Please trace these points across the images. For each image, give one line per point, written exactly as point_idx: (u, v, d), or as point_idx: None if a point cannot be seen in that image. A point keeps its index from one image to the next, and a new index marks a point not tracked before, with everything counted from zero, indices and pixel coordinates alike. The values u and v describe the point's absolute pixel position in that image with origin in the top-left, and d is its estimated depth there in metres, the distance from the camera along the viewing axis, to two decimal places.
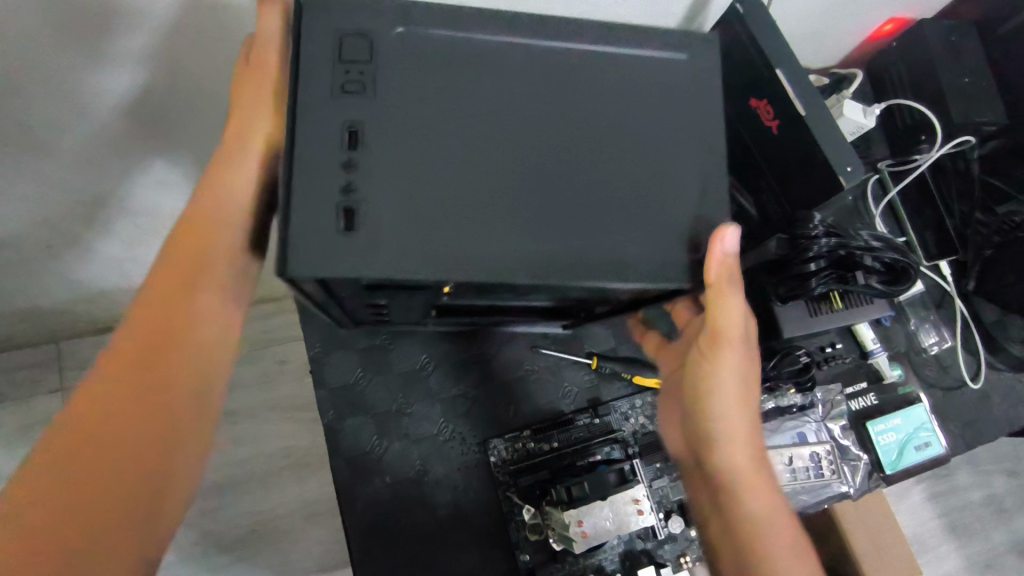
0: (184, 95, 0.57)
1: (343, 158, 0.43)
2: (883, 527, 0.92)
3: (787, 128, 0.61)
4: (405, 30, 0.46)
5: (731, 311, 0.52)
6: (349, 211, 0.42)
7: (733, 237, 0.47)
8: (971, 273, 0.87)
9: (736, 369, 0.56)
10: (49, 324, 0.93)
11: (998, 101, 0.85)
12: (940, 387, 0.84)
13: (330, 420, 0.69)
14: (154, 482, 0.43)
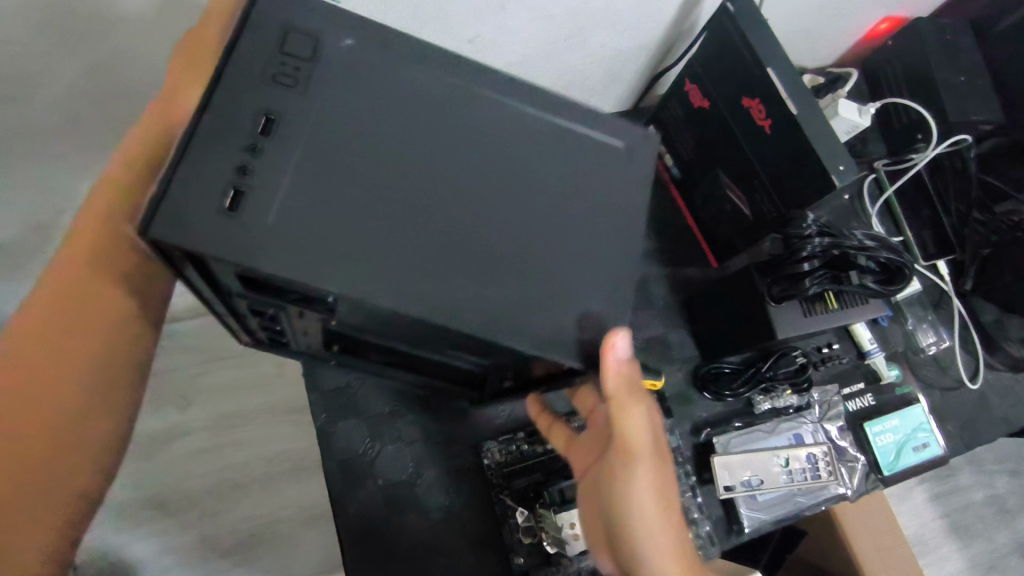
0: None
1: (249, 141, 0.39)
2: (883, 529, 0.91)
3: (780, 128, 0.61)
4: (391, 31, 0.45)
5: (634, 418, 0.49)
6: (239, 192, 0.38)
7: (624, 344, 0.44)
8: (969, 273, 0.86)
9: (653, 486, 0.50)
10: None
11: (995, 100, 0.84)
12: (939, 388, 0.83)
13: (322, 423, 0.68)
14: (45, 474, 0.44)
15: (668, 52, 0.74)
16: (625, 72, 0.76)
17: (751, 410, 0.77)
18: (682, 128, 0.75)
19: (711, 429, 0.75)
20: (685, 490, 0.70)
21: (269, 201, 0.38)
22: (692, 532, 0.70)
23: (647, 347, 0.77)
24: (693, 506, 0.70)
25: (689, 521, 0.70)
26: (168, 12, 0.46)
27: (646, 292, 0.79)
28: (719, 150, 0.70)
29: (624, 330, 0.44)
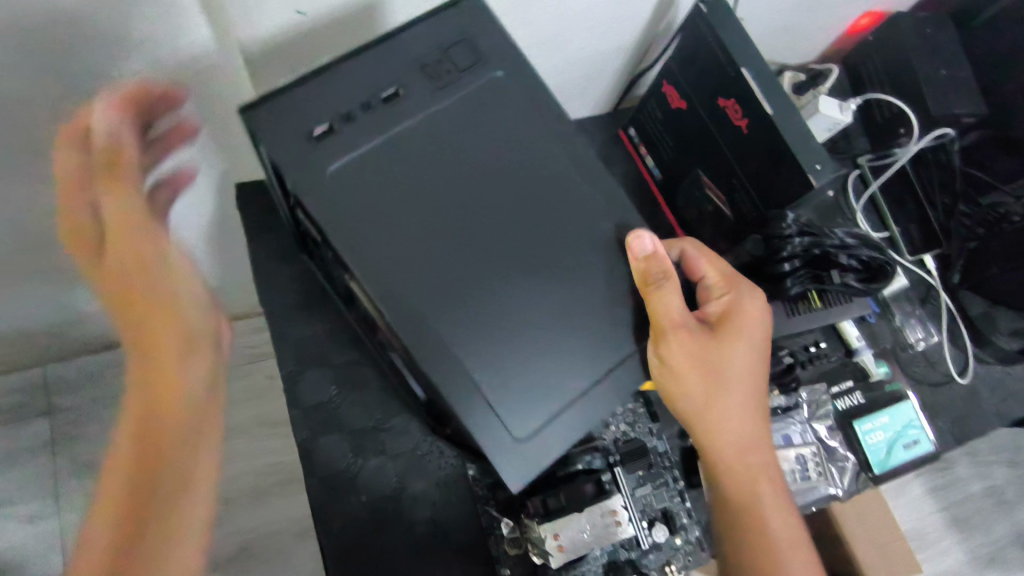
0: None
1: (363, 101, 0.48)
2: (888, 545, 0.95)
3: (756, 128, 0.60)
4: None
5: (683, 346, 0.51)
6: (331, 130, 0.47)
7: (642, 243, 0.49)
8: (956, 266, 0.86)
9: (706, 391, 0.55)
10: (45, 327, 0.98)
11: (974, 93, 0.84)
12: (928, 383, 0.82)
13: (305, 438, 0.67)
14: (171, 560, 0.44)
15: (641, 59, 0.74)
16: (604, 75, 0.75)
17: None
18: (661, 129, 0.74)
19: None
20: (674, 495, 0.70)
21: (343, 146, 0.46)
22: (681, 538, 0.69)
23: None
24: (682, 511, 0.69)
25: (677, 526, 0.69)
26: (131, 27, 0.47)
27: None
28: (699, 149, 0.70)
29: (638, 232, 0.49)
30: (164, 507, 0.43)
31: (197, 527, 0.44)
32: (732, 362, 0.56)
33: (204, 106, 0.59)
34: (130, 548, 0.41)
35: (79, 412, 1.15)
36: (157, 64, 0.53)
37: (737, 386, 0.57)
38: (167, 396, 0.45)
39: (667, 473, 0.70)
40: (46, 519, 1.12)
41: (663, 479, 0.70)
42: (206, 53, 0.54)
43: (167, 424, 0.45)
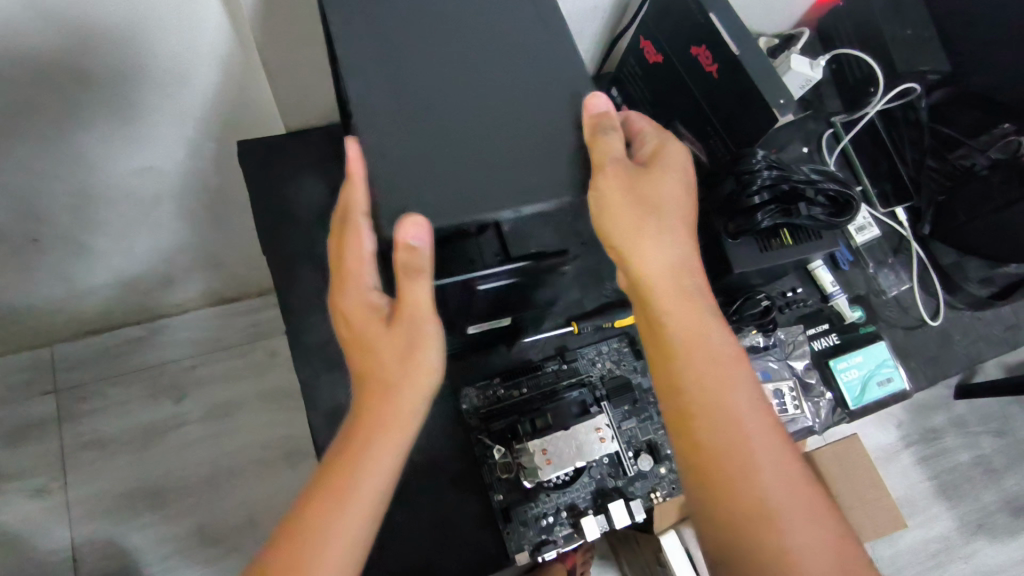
0: (160, 72, 0.62)
1: None
2: (867, 496, 1.04)
3: (725, 72, 0.64)
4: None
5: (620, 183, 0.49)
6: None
7: (601, 104, 0.50)
8: (925, 217, 0.91)
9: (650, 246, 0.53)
10: (50, 302, 1.01)
11: (940, 52, 0.88)
12: (901, 326, 0.86)
13: (306, 376, 0.71)
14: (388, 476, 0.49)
15: (621, 20, 0.78)
16: (584, 36, 0.80)
17: None
18: (640, 85, 0.78)
19: None
20: (659, 428, 0.73)
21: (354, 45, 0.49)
22: (665, 467, 0.72)
23: (618, 295, 0.79)
24: (667, 443, 0.73)
25: (662, 457, 0.72)
26: None
27: None
28: (676, 101, 0.74)
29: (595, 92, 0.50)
30: (339, 501, 0.47)
31: (378, 499, 0.49)
32: (668, 200, 0.53)
33: (212, 60, 0.62)
34: (304, 511, 0.47)
35: (83, 392, 1.17)
36: (169, 20, 0.56)
37: (677, 232, 0.54)
38: (379, 393, 0.50)
39: (651, 408, 0.74)
40: (52, 494, 1.13)
41: (648, 413, 0.74)
42: (214, 11, 0.57)
43: (381, 387, 0.50)
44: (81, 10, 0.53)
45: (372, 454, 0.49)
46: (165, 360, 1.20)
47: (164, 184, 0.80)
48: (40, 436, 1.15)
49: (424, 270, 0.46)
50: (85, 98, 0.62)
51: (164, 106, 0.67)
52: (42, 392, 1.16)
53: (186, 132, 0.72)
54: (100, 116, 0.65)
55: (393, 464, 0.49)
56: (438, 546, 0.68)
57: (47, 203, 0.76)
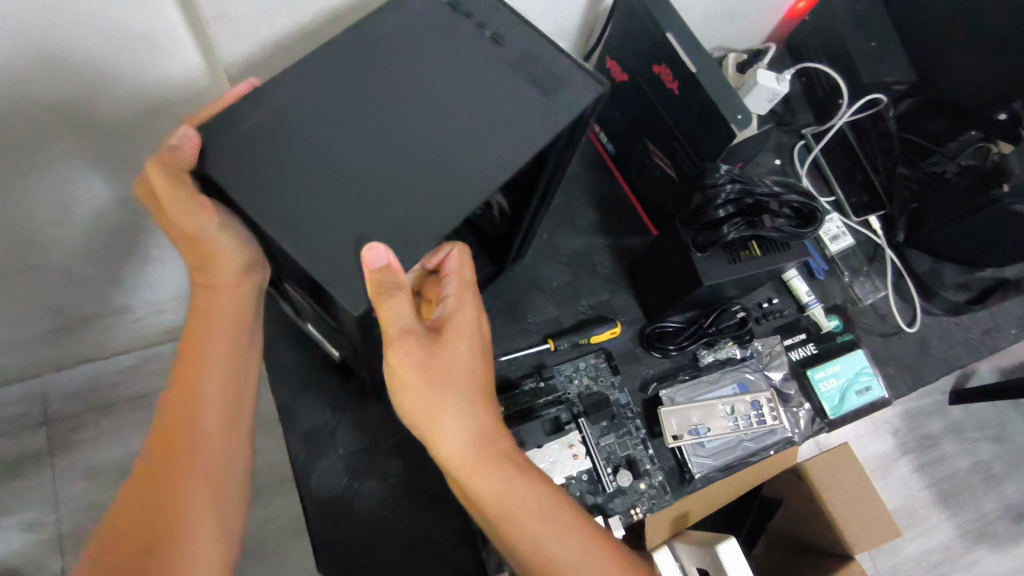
0: (147, 135, 0.63)
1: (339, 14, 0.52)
2: (861, 509, 1.02)
3: (686, 89, 0.66)
4: None
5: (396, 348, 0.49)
6: None
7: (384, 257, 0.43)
8: (899, 224, 0.91)
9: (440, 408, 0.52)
10: (37, 338, 1.01)
11: (905, 64, 0.90)
12: (878, 334, 0.86)
13: (283, 401, 0.72)
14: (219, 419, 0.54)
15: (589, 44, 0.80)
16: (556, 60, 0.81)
17: (696, 363, 0.79)
18: (609, 103, 0.80)
19: (658, 383, 0.77)
20: (637, 443, 0.73)
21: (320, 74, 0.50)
22: (645, 482, 0.72)
23: (594, 311, 0.80)
24: (646, 457, 0.73)
25: (642, 472, 0.72)
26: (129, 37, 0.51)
27: (590, 261, 0.83)
28: (643, 118, 0.75)
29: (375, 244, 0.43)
30: (190, 423, 0.52)
31: (220, 456, 0.53)
32: (455, 365, 0.53)
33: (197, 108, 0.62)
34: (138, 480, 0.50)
35: (74, 423, 1.18)
36: (155, 78, 0.56)
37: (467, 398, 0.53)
38: (206, 329, 0.56)
39: (629, 423, 0.74)
40: (42, 526, 1.13)
41: (626, 428, 0.74)
42: (203, 77, 0.58)
43: (207, 327, 0.56)
44: (73, 87, 0.53)
45: (193, 408, 0.53)
46: (155, 389, 1.20)
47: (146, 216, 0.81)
48: (31, 468, 1.15)
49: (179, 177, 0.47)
50: (75, 167, 0.63)
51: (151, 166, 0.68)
52: (33, 424, 1.17)
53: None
54: (88, 180, 0.65)
55: (229, 377, 0.56)
56: (415, 569, 0.68)
57: None
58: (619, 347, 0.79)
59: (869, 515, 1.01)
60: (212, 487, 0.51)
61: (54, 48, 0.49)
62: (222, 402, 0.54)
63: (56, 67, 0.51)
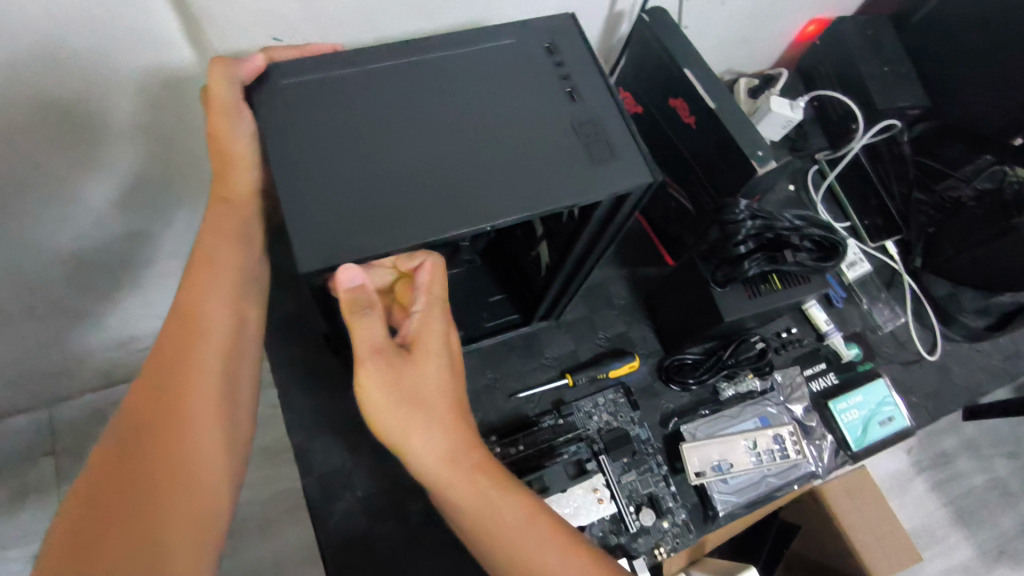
0: (136, 146, 0.62)
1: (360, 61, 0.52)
2: (881, 532, 1.01)
3: (702, 123, 0.65)
4: (338, 76, 0.51)
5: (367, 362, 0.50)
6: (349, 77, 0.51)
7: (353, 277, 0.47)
8: (916, 250, 0.90)
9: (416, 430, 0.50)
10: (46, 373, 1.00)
11: (918, 90, 0.90)
12: (899, 362, 0.85)
13: (299, 442, 0.71)
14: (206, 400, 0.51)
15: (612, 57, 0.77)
16: None
17: (716, 397, 0.78)
18: None
19: (679, 418, 0.76)
20: (659, 480, 0.72)
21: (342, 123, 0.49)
22: (669, 521, 0.71)
23: (611, 344, 0.79)
24: (668, 494, 0.72)
25: (665, 510, 0.71)
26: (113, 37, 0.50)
27: (606, 293, 0.82)
28: (658, 150, 0.75)
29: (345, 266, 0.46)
30: (180, 397, 0.50)
31: (204, 438, 0.50)
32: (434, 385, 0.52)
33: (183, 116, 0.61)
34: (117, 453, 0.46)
35: (80, 454, 1.16)
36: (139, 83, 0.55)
37: (446, 416, 0.51)
38: (191, 306, 0.54)
39: (650, 459, 0.73)
40: None
41: (648, 464, 0.73)
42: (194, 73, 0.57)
43: (199, 304, 0.55)
44: (57, 89, 0.52)
45: (185, 383, 0.51)
46: None
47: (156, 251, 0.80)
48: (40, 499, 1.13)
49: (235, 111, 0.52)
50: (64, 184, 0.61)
51: (144, 178, 0.66)
52: (40, 456, 1.15)
53: (167, 206, 0.72)
54: None
55: (222, 363, 0.54)
56: None
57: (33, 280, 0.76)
58: (639, 381, 0.78)
59: (889, 538, 1.00)
60: (213, 436, 0.50)
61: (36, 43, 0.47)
62: (211, 385, 0.52)
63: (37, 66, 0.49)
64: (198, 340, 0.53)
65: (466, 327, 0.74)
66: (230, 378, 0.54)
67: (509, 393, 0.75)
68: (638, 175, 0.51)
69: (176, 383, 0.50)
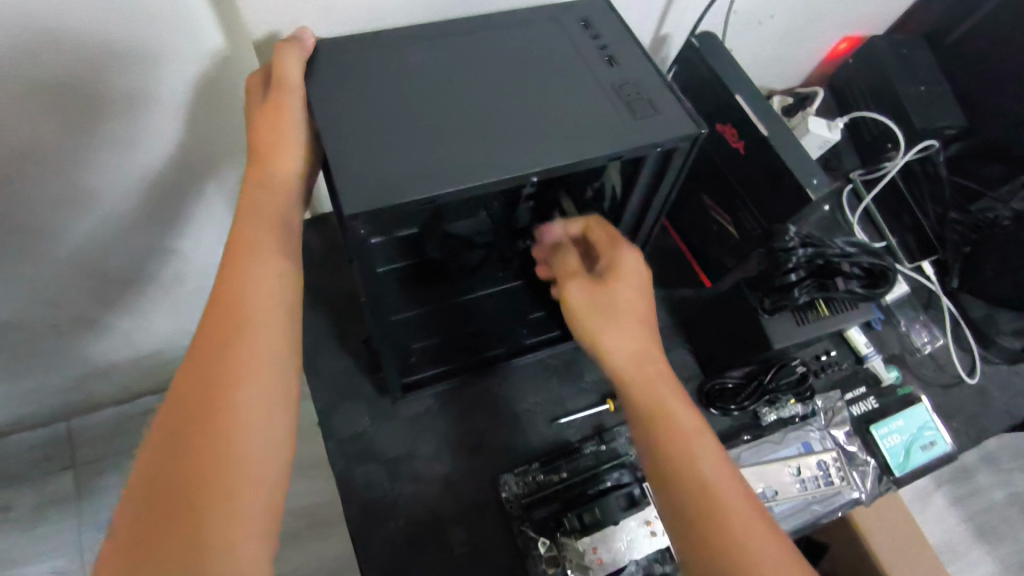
0: (159, 142, 0.60)
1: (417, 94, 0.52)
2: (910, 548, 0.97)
3: (752, 149, 0.65)
4: (397, 108, 0.51)
5: (576, 286, 0.56)
6: (407, 109, 0.51)
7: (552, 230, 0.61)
8: (953, 271, 0.89)
9: (618, 343, 0.54)
10: (70, 394, 0.98)
11: (954, 109, 0.89)
12: (939, 385, 0.84)
13: (341, 470, 0.70)
14: (258, 379, 0.44)
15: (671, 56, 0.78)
16: None
17: (758, 422, 0.77)
18: None
19: (721, 444, 0.75)
20: None
21: (403, 151, 0.48)
22: None
23: None
24: None
25: None
26: (151, 17, 0.49)
27: None
28: (702, 174, 0.75)
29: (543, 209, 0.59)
30: (226, 382, 0.43)
31: (265, 419, 0.43)
32: (629, 314, 0.55)
33: (214, 110, 0.60)
34: (157, 448, 0.41)
35: (98, 468, 1.09)
36: (170, 67, 0.54)
37: (640, 342, 0.54)
38: (236, 273, 0.47)
39: None
40: None
41: None
42: (225, 63, 0.56)
43: (240, 269, 0.47)
44: (80, 73, 0.50)
45: (229, 363, 0.43)
46: None
47: (187, 269, 0.78)
48: (48, 523, 1.06)
49: (284, 94, 0.51)
50: (89, 176, 0.59)
51: (166, 180, 0.64)
52: (52, 474, 1.08)
53: (194, 215, 0.70)
54: None
55: (278, 334, 0.46)
56: None
57: (65, 301, 0.74)
58: None
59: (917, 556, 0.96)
60: (268, 417, 0.44)
61: (62, 23, 0.46)
62: (262, 361, 0.45)
63: (63, 48, 0.48)
64: (240, 333, 0.45)
65: (506, 342, 0.74)
66: (285, 373, 0.46)
67: (550, 420, 0.74)
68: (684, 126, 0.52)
69: (222, 366, 0.43)
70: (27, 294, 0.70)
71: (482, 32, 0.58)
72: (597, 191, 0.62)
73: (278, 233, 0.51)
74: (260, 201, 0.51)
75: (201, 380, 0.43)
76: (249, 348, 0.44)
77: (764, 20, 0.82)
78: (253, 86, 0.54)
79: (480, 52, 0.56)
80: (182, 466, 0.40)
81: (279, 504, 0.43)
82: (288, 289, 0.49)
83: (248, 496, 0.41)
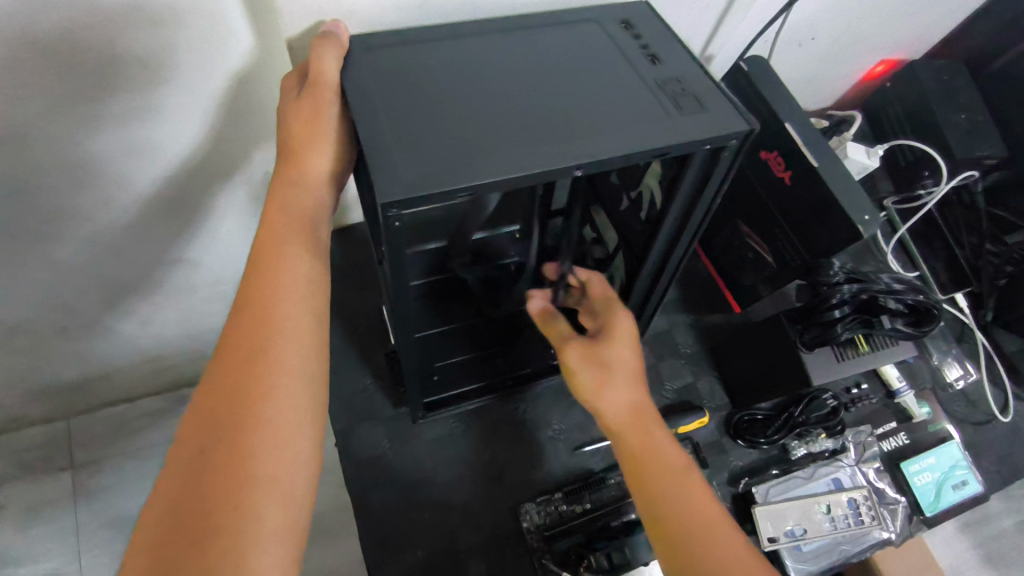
0: (178, 142, 0.57)
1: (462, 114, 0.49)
2: None
3: (801, 179, 0.64)
4: None
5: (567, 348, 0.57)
6: None
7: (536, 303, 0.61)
8: (988, 304, 0.87)
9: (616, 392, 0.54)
10: (74, 399, 0.94)
11: (997, 137, 0.87)
12: (970, 422, 0.82)
13: (356, 492, 0.68)
14: (286, 386, 0.42)
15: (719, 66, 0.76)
16: None
17: (786, 456, 0.75)
18: None
19: (749, 478, 0.73)
20: None
21: None
22: None
23: (679, 396, 0.76)
24: None
25: None
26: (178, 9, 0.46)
27: (672, 341, 0.79)
28: (738, 199, 0.73)
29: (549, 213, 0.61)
30: (253, 390, 0.41)
31: (289, 427, 0.41)
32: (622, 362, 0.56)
33: (238, 108, 0.57)
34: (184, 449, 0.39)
35: (97, 466, 0.99)
36: (195, 63, 0.51)
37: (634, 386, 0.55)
38: (266, 274, 0.45)
39: None
40: None
41: None
42: (253, 60, 0.54)
43: (269, 274, 0.45)
44: (102, 67, 0.48)
45: (253, 369, 0.41)
46: None
47: (202, 276, 0.76)
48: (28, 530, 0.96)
49: (321, 92, 0.48)
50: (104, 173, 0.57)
51: (182, 181, 0.62)
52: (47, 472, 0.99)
53: (209, 219, 0.68)
54: None
55: (309, 340, 0.44)
56: None
57: (76, 305, 0.71)
58: (707, 437, 0.75)
59: None
60: (293, 421, 0.41)
61: (84, 15, 0.44)
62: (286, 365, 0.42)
63: (87, 40, 0.45)
64: (267, 339, 0.43)
65: (533, 362, 0.72)
66: (311, 379, 0.44)
67: (575, 449, 0.72)
68: (732, 123, 0.46)
69: (248, 372, 0.41)
70: (37, 297, 0.68)
71: (531, 40, 0.54)
72: (637, 202, 0.58)
73: (309, 238, 0.48)
74: (290, 202, 0.49)
75: (226, 384, 0.41)
76: (274, 352, 0.42)
77: (804, 41, 0.80)
78: (289, 82, 0.52)
79: (530, 59, 0.52)
80: (201, 485, 0.37)
81: (303, 519, 0.41)
82: (316, 297, 0.46)
83: (270, 521, 0.38)
